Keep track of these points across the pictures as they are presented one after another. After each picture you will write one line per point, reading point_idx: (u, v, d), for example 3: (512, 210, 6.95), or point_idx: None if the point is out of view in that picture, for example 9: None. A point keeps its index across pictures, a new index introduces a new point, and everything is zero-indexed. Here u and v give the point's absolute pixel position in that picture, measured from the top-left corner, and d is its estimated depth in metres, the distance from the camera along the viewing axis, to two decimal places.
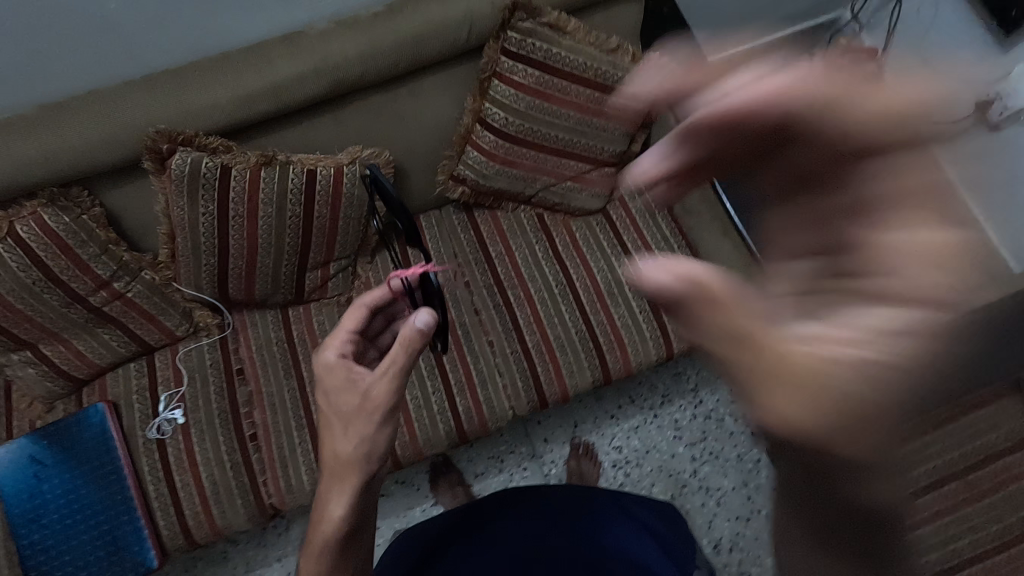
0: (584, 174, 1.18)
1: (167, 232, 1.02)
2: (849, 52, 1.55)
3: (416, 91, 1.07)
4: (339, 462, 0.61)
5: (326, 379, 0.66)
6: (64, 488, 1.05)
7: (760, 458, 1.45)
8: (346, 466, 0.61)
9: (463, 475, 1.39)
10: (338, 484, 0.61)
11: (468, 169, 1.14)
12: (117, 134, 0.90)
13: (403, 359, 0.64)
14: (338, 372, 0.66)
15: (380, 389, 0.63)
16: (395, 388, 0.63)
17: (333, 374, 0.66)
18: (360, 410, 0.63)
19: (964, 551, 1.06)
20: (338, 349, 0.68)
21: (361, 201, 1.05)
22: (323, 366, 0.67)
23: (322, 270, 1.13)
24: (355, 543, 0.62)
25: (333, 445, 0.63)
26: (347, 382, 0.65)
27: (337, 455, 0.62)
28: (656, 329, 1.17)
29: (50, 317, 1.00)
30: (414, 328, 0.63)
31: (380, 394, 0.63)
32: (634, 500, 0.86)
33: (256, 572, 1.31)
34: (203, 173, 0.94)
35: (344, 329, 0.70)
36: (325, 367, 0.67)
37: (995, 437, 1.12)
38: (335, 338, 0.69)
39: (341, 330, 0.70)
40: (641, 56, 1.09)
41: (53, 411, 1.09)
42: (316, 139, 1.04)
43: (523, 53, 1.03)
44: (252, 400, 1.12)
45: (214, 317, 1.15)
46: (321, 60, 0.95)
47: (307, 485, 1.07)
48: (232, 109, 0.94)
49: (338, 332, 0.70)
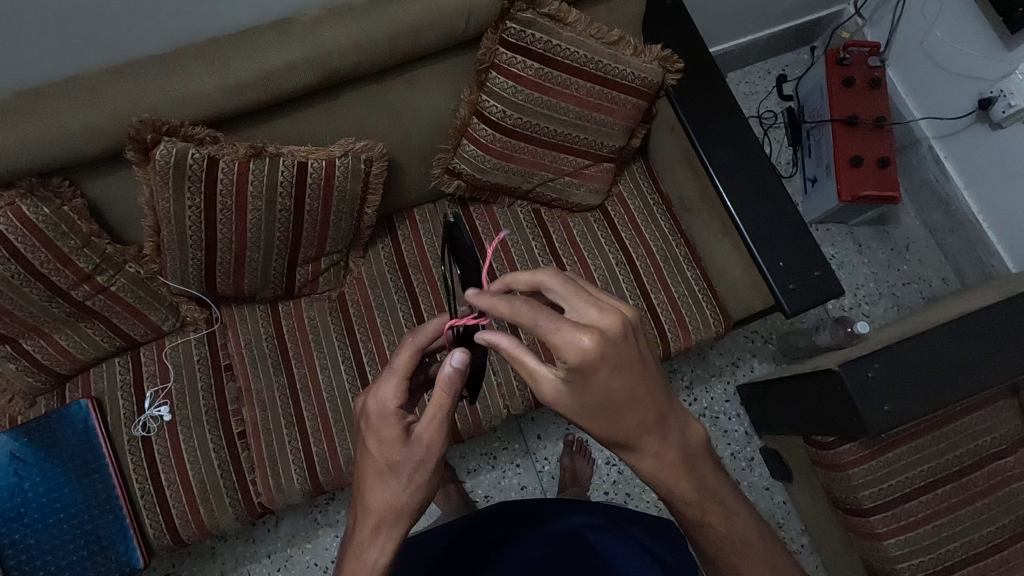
0: (582, 169, 1.16)
1: (151, 225, 0.98)
2: (851, 47, 1.53)
3: (411, 82, 1.04)
4: (377, 505, 0.60)
5: (381, 426, 0.60)
6: (46, 486, 1.02)
7: (754, 456, 1.47)
8: (399, 514, 0.60)
9: (455, 471, 1.37)
10: (379, 530, 0.60)
11: (464, 163, 1.12)
12: (98, 122, 0.86)
13: (448, 403, 0.60)
14: (393, 421, 0.60)
15: (429, 429, 0.60)
16: (442, 426, 0.61)
17: (385, 423, 0.60)
18: (392, 450, 0.60)
19: (957, 553, 1.06)
20: (393, 395, 0.61)
21: (354, 194, 1.02)
22: (377, 412, 0.61)
23: (314, 265, 1.10)
24: (349, 560, 0.60)
25: (384, 490, 0.60)
26: (401, 433, 0.60)
27: (372, 497, 0.61)
28: (652, 327, 1.16)
29: (31, 311, 0.96)
30: (451, 369, 0.59)
31: (431, 437, 0.60)
32: (631, 520, 0.82)
33: (245, 568, 1.29)
34: (189, 164, 0.90)
35: (395, 370, 0.62)
36: (380, 412, 0.61)
37: (991, 439, 1.12)
38: (387, 383, 0.61)
39: (389, 370, 0.62)
40: (643, 49, 1.06)
41: (34, 407, 1.06)
42: (308, 130, 1.01)
43: (522, 44, 1.00)
44: (240, 396, 1.09)
45: (201, 312, 1.12)
46: (313, 47, 0.91)
47: (298, 483, 1.06)
48: (219, 100, 0.90)
49: (390, 376, 0.61)
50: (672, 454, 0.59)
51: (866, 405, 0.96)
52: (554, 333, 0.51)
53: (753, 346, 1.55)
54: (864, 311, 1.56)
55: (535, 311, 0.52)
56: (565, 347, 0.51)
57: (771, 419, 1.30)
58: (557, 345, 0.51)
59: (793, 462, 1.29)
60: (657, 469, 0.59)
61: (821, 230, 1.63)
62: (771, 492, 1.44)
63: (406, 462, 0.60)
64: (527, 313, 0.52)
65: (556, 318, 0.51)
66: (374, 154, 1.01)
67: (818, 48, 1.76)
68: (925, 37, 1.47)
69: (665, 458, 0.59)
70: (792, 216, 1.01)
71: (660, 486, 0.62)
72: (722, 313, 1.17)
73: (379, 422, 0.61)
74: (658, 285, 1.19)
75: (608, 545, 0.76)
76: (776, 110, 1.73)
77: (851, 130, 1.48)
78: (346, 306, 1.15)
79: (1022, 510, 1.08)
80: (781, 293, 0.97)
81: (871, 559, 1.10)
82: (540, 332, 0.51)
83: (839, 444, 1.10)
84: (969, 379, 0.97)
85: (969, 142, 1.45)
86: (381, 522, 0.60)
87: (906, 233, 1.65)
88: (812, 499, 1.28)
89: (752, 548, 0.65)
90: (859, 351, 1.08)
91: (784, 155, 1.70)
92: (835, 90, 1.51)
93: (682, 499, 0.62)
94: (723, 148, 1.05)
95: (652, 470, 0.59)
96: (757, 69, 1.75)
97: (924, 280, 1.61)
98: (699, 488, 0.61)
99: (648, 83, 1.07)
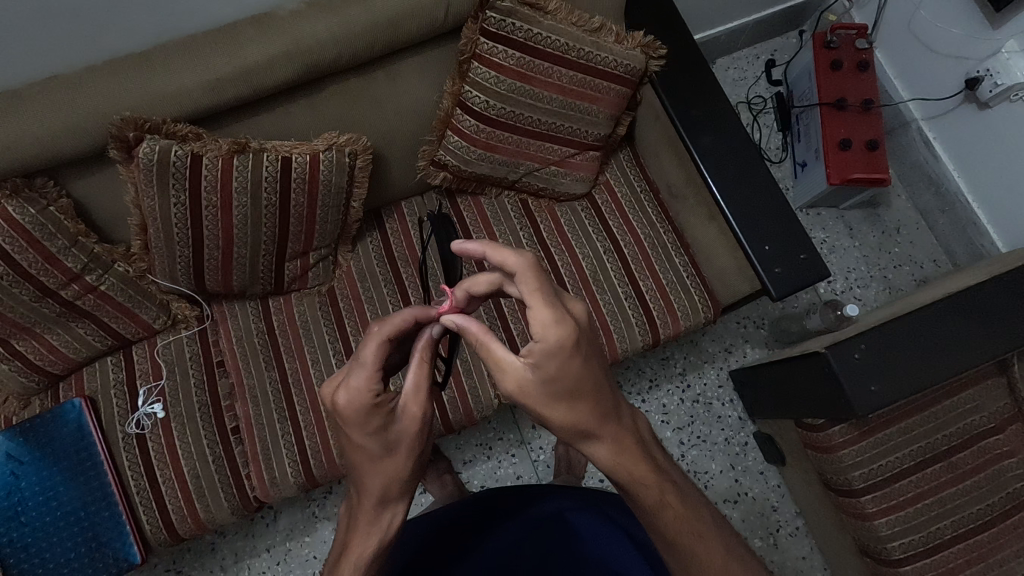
0: (568, 158, 1.16)
1: (138, 223, 0.99)
2: (838, 30, 1.52)
3: (394, 75, 1.04)
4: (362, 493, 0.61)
5: (359, 420, 0.57)
6: (42, 485, 1.03)
7: (747, 441, 1.48)
8: (382, 496, 0.61)
9: (451, 462, 1.39)
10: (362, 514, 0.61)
11: (448, 155, 1.12)
12: (81, 122, 0.86)
13: (425, 370, 0.61)
14: (373, 410, 0.57)
15: (416, 406, 0.60)
16: (427, 402, 0.61)
17: (367, 416, 0.57)
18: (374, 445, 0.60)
19: (947, 531, 1.07)
20: (366, 388, 0.57)
21: (339, 188, 1.02)
22: (353, 406, 0.57)
23: (302, 260, 1.10)
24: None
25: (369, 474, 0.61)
26: None
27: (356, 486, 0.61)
28: (642, 316, 1.17)
29: (21, 313, 0.96)
30: (429, 337, 0.62)
31: (421, 412, 0.60)
32: (614, 504, 0.84)
33: (244, 562, 1.30)
34: (173, 161, 0.91)
35: (367, 362, 0.57)
36: (359, 408, 0.57)
37: (979, 418, 1.13)
38: (359, 374, 0.57)
39: (361, 364, 0.57)
40: (624, 36, 1.06)
41: (29, 407, 1.07)
42: (291, 125, 1.01)
43: (503, 34, 1.00)
44: (233, 392, 1.10)
45: (192, 309, 1.13)
46: (292, 42, 0.91)
47: (291, 477, 1.07)
48: (200, 96, 0.90)
49: (360, 369, 0.57)
50: (624, 438, 0.60)
51: (854, 386, 0.97)
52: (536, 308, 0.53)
53: (745, 332, 1.55)
54: (855, 295, 1.57)
55: (533, 280, 0.54)
56: (534, 320, 0.53)
57: (763, 403, 1.31)
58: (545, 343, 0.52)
59: (786, 445, 1.30)
60: (618, 453, 0.59)
61: (812, 215, 1.63)
62: (765, 476, 1.45)
63: (391, 453, 0.60)
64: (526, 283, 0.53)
65: (543, 297, 0.53)
66: (358, 147, 1.02)
67: (806, 32, 1.76)
68: (912, 17, 1.47)
69: (621, 444, 0.60)
70: (778, 199, 1.02)
71: (613, 479, 0.62)
72: (711, 298, 1.17)
73: (358, 417, 0.57)
74: (647, 273, 1.19)
75: (586, 527, 0.79)
76: (765, 95, 1.73)
77: (838, 113, 1.47)
78: (336, 300, 1.16)
79: (1011, 487, 1.09)
80: (767, 277, 0.98)
81: (863, 540, 1.10)
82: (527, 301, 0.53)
83: (830, 426, 1.10)
84: (953, 356, 0.98)
85: (959, 123, 1.45)
86: (370, 505, 0.62)
87: (897, 215, 1.65)
88: (805, 482, 1.29)
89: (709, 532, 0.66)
90: (847, 333, 1.08)
91: (773, 140, 1.70)
92: (823, 73, 1.50)
93: (643, 487, 0.61)
94: (708, 133, 1.05)
95: (610, 458, 0.60)
96: (745, 55, 1.75)
97: (915, 262, 1.61)
98: (654, 469, 0.62)
99: (631, 69, 1.07)
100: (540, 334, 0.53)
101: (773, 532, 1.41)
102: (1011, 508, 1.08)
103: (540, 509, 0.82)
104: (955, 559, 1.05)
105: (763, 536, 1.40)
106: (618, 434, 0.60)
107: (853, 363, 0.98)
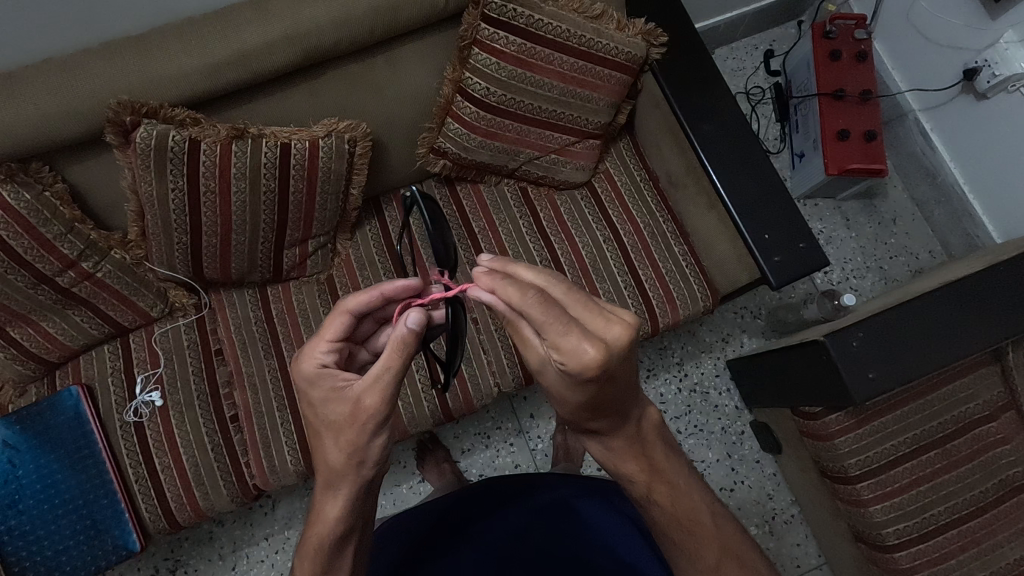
0: (569, 147, 1.16)
1: (135, 209, 0.98)
2: (838, 20, 1.51)
3: (393, 61, 1.04)
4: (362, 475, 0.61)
5: (314, 394, 0.60)
6: (40, 473, 1.02)
7: (744, 430, 1.49)
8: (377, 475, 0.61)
9: (450, 451, 1.39)
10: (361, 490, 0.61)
11: (448, 142, 1.11)
12: (77, 106, 0.85)
13: (395, 365, 0.57)
14: (323, 386, 0.60)
15: (370, 399, 0.57)
16: (384, 397, 0.57)
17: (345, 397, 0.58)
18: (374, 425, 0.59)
19: (941, 517, 1.08)
20: (318, 357, 0.62)
21: (339, 175, 1.01)
22: (304, 378, 0.61)
23: (301, 248, 1.10)
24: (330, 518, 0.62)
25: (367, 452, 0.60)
26: None
27: (350, 466, 0.60)
28: (641, 305, 1.17)
29: (17, 300, 0.95)
30: (406, 330, 0.55)
31: (373, 405, 0.57)
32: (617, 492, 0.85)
33: (243, 551, 1.31)
34: (170, 146, 0.89)
35: (322, 336, 0.62)
36: (309, 375, 0.61)
37: (974, 406, 1.14)
38: (315, 345, 0.62)
39: (319, 337, 0.62)
40: (626, 23, 1.06)
41: (25, 395, 1.06)
42: (291, 111, 1.00)
43: (504, 20, 0.99)
44: (231, 380, 1.09)
45: (190, 297, 1.12)
46: (291, 26, 0.90)
47: (291, 465, 1.06)
48: (198, 81, 0.89)
49: (318, 340, 0.62)
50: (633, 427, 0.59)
51: (852, 373, 0.98)
52: (554, 334, 0.52)
53: (742, 322, 1.56)
54: (851, 285, 1.58)
55: (544, 313, 0.51)
56: (555, 345, 0.52)
57: (759, 391, 1.31)
58: (571, 359, 0.52)
59: (783, 434, 1.31)
60: None
61: (809, 206, 1.63)
62: (761, 465, 1.46)
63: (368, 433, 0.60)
64: (536, 314, 0.51)
65: (562, 324, 0.51)
66: (358, 134, 1.01)
67: (805, 22, 1.76)
68: (912, 8, 1.47)
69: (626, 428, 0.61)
70: (778, 187, 1.02)
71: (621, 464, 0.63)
72: (710, 287, 1.18)
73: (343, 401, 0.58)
74: (647, 262, 1.19)
75: (593, 513, 0.80)
76: (764, 85, 1.73)
77: (837, 103, 1.47)
78: (335, 289, 1.15)
79: (1004, 474, 1.11)
80: (767, 266, 0.98)
81: (858, 526, 1.12)
82: (542, 331, 0.52)
83: (826, 414, 1.11)
84: (950, 345, 0.99)
85: (957, 115, 1.45)
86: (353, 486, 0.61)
87: (893, 207, 1.66)
88: (801, 469, 1.31)
89: (713, 520, 0.66)
90: (846, 321, 1.08)
91: (772, 130, 1.70)
92: (822, 63, 1.49)
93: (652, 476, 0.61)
94: (708, 122, 1.05)
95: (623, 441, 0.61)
96: (744, 45, 1.75)
97: (911, 253, 1.62)
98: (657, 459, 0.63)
99: (632, 57, 1.06)
100: (555, 339, 0.52)
101: (768, 520, 1.42)
102: (1004, 494, 1.10)
103: (544, 495, 0.83)
104: (949, 545, 1.07)
105: (759, 524, 1.41)
106: (622, 424, 0.61)
107: (850, 351, 0.98)
